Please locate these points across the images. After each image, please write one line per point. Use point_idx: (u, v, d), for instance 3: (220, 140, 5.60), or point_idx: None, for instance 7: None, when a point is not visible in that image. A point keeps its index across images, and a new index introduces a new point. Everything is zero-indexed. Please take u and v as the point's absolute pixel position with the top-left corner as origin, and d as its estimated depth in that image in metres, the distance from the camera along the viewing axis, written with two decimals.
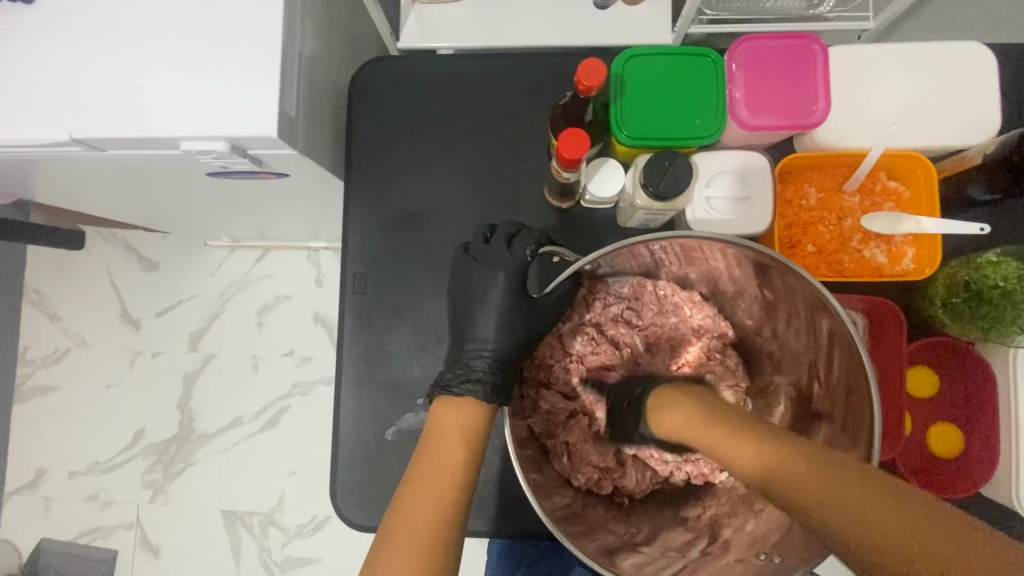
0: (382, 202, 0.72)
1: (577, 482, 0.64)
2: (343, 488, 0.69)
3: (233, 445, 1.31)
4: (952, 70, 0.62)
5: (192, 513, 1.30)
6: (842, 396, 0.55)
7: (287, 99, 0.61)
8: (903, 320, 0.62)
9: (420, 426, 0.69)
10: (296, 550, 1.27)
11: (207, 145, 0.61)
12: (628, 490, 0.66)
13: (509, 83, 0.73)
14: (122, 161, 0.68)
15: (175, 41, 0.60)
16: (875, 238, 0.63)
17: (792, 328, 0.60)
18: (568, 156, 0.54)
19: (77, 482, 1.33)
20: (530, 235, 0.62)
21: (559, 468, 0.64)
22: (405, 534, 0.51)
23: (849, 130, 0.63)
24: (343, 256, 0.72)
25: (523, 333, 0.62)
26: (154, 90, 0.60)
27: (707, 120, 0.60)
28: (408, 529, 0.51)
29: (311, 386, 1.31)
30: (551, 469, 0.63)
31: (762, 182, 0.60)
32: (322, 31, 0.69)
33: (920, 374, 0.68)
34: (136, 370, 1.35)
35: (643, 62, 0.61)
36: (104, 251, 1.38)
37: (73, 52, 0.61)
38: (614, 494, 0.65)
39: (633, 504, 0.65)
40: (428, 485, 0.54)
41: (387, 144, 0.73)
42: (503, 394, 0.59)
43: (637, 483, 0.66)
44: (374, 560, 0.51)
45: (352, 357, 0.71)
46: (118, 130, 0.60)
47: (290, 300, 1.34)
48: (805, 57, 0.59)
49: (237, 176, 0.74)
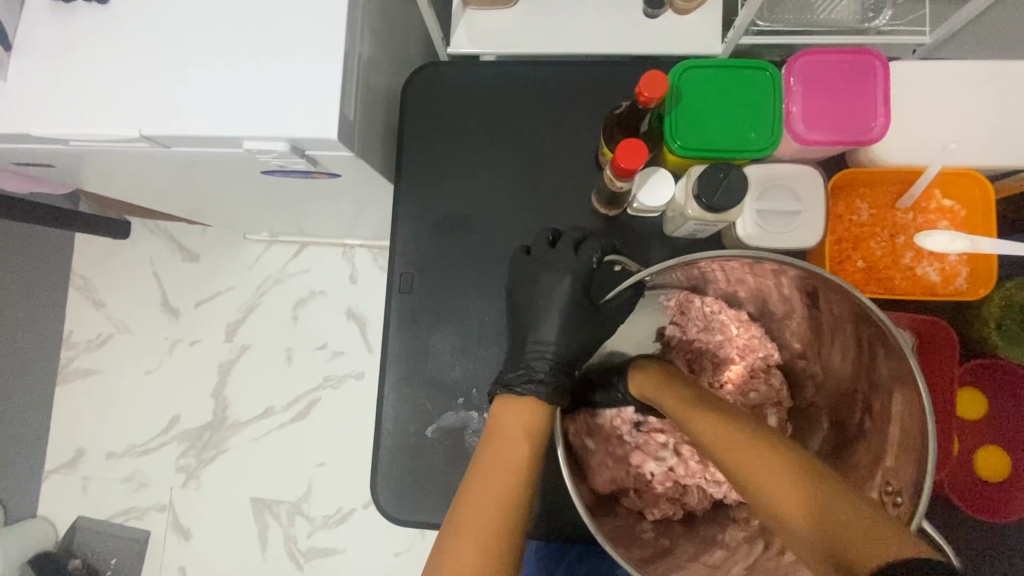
0: (432, 204, 0.74)
1: (651, 516, 0.64)
2: (382, 483, 0.71)
3: (264, 434, 1.34)
4: (1015, 89, 0.61)
5: (222, 498, 1.33)
6: (893, 422, 0.54)
7: (347, 103, 0.63)
8: (957, 345, 0.61)
9: (460, 425, 0.70)
10: (321, 540, 1.30)
11: (269, 145, 0.63)
12: (691, 507, 0.66)
13: (559, 91, 0.74)
14: (183, 157, 0.71)
15: (243, 44, 0.62)
16: (929, 255, 0.62)
17: (839, 349, 0.60)
18: (624, 165, 0.55)
19: (115, 463, 1.37)
20: (598, 242, 0.64)
21: (630, 505, 0.65)
22: (470, 530, 0.52)
23: (905, 146, 0.62)
24: (392, 255, 0.74)
25: (585, 338, 0.63)
26: (221, 90, 0.62)
27: (762, 132, 0.60)
28: (474, 525, 0.52)
29: (342, 380, 1.34)
30: (620, 506, 0.64)
31: (815, 197, 0.60)
32: (379, 36, 0.71)
33: (967, 396, 0.68)
34: (174, 358, 1.39)
35: (700, 74, 0.61)
36: (147, 241, 1.43)
37: (145, 53, 0.63)
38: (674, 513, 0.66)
39: (690, 519, 0.66)
40: (492, 483, 0.54)
41: (437, 148, 0.75)
42: (564, 395, 0.60)
43: (700, 499, 0.66)
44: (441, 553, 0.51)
45: (397, 353, 0.72)
46: (184, 128, 0.62)
47: (325, 295, 1.37)
48: (866, 73, 0.59)
49: (290, 175, 0.77)
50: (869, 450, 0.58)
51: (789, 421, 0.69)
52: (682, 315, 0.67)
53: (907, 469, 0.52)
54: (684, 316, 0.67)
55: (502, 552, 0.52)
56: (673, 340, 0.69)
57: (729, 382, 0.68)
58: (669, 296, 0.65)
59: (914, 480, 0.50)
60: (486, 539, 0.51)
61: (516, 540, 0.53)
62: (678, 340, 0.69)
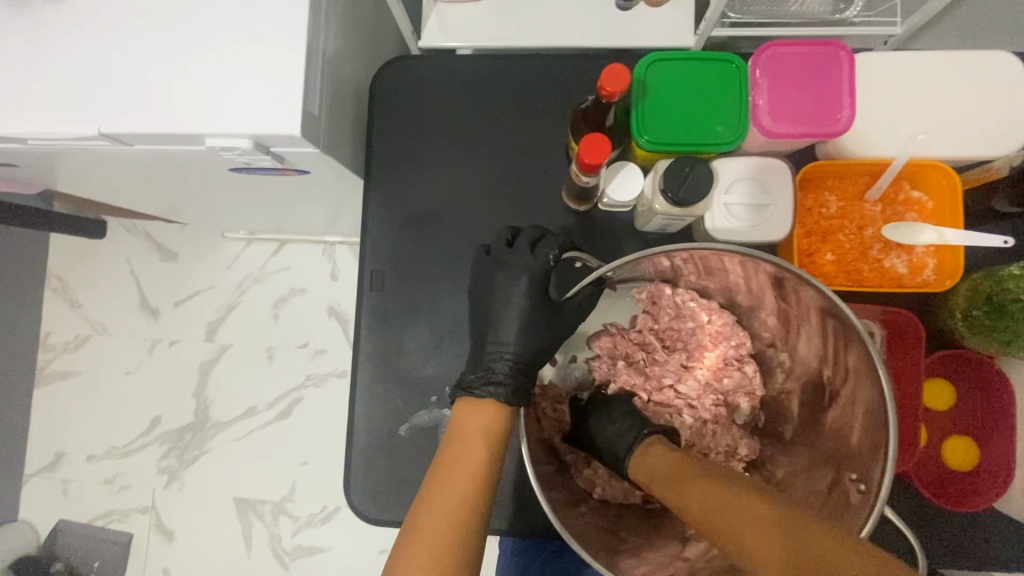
0: (400, 201, 0.73)
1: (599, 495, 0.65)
2: (356, 483, 0.70)
3: (247, 434, 1.33)
4: (981, 79, 0.61)
5: (205, 499, 1.32)
6: (859, 412, 0.55)
7: (310, 98, 0.62)
8: (923, 341, 0.61)
9: (432, 423, 0.70)
10: (306, 539, 1.29)
11: (232, 142, 0.61)
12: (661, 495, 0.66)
13: (530, 84, 0.73)
14: (148, 155, 0.69)
15: (203, 38, 0.61)
16: (896, 247, 0.62)
17: (806, 338, 0.60)
18: (588, 160, 0.55)
19: (95, 466, 1.36)
20: (555, 239, 0.62)
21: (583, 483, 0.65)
22: (431, 529, 0.52)
23: (873, 138, 0.62)
24: (361, 253, 0.73)
25: (545, 338, 0.62)
26: (181, 86, 0.61)
27: (729, 125, 0.60)
28: (432, 528, 0.52)
29: (324, 378, 1.33)
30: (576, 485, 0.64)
31: (782, 188, 0.60)
32: (346, 29, 0.69)
33: (936, 385, 0.66)
34: (154, 358, 1.38)
35: (665, 67, 0.61)
36: (124, 240, 1.40)
37: (102, 48, 0.62)
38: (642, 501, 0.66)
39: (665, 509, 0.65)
40: (452, 481, 0.55)
41: (406, 142, 0.74)
42: (523, 396, 0.60)
43: None
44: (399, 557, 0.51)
45: (368, 353, 0.72)
46: (144, 125, 0.61)
47: (305, 292, 1.35)
48: (830, 65, 0.59)
49: (259, 172, 0.75)
50: (834, 439, 0.58)
51: (762, 410, 0.68)
52: (653, 305, 0.67)
53: (872, 459, 0.52)
54: (656, 305, 0.67)
55: (463, 551, 0.52)
56: (645, 325, 0.68)
57: (703, 370, 0.68)
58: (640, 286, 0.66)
59: (878, 469, 0.51)
60: (446, 537, 0.52)
61: (477, 539, 0.54)
62: (651, 326, 0.68)
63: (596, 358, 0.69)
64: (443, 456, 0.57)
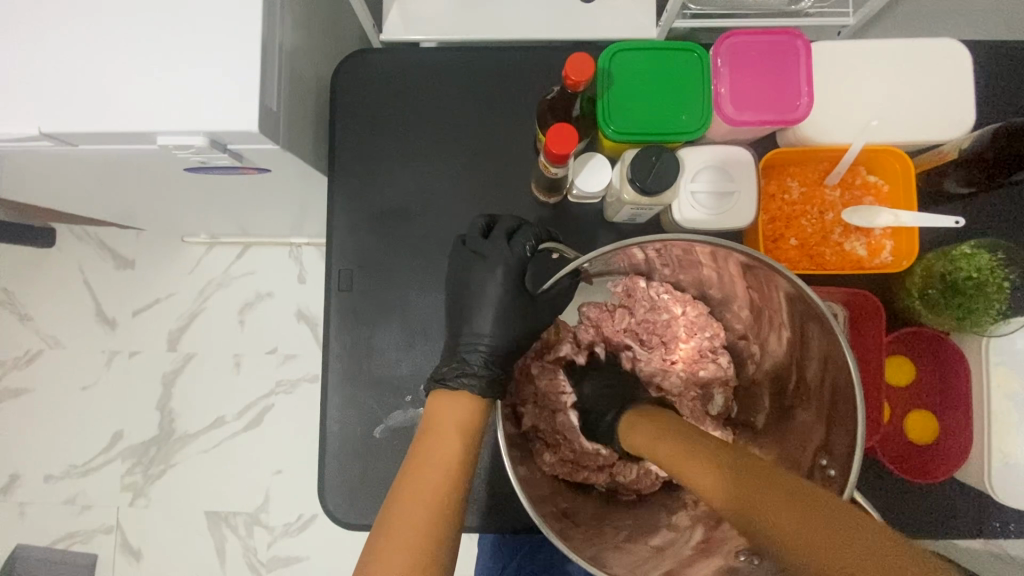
0: (367, 198, 0.71)
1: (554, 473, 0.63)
2: (331, 489, 0.68)
3: (216, 444, 1.29)
4: (930, 66, 0.64)
5: (174, 514, 1.27)
6: (827, 402, 0.56)
7: (267, 92, 0.59)
8: (881, 308, 0.63)
9: (408, 424, 0.69)
10: (282, 549, 1.26)
11: (185, 140, 0.59)
12: (635, 487, 0.66)
13: (495, 76, 0.72)
14: (94, 156, 0.65)
15: (149, 29, 0.58)
16: (856, 231, 0.64)
17: (776, 330, 0.61)
18: (556, 151, 0.54)
19: (54, 486, 1.29)
20: (531, 230, 0.62)
21: (555, 468, 0.64)
22: (403, 527, 0.51)
23: (831, 125, 0.64)
24: (328, 253, 0.71)
25: (519, 329, 0.61)
26: (127, 81, 0.57)
27: (692, 114, 0.60)
28: (405, 523, 0.51)
29: (295, 384, 1.29)
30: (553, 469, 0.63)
31: (747, 175, 0.61)
32: (304, 20, 0.67)
33: (896, 362, 0.67)
34: (112, 371, 1.31)
35: (628, 57, 0.61)
36: (75, 248, 1.34)
37: (38, 43, 0.58)
38: (619, 492, 0.66)
39: (639, 500, 0.66)
40: (426, 479, 0.54)
41: (370, 136, 0.72)
42: (497, 388, 0.59)
43: (644, 482, 0.66)
44: (370, 554, 0.50)
45: (339, 353, 0.70)
46: (87, 124, 0.57)
47: (271, 297, 1.31)
48: (789, 54, 0.60)
49: (217, 172, 0.72)
50: (804, 418, 0.60)
51: (735, 401, 0.69)
52: (630, 298, 0.67)
53: (841, 446, 0.53)
54: (631, 298, 0.67)
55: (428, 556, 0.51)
56: (623, 316, 0.69)
57: (679, 361, 0.69)
58: (615, 281, 0.66)
59: (846, 456, 0.52)
60: (416, 538, 0.51)
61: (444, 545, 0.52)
62: (628, 319, 0.69)
63: (583, 323, 0.70)
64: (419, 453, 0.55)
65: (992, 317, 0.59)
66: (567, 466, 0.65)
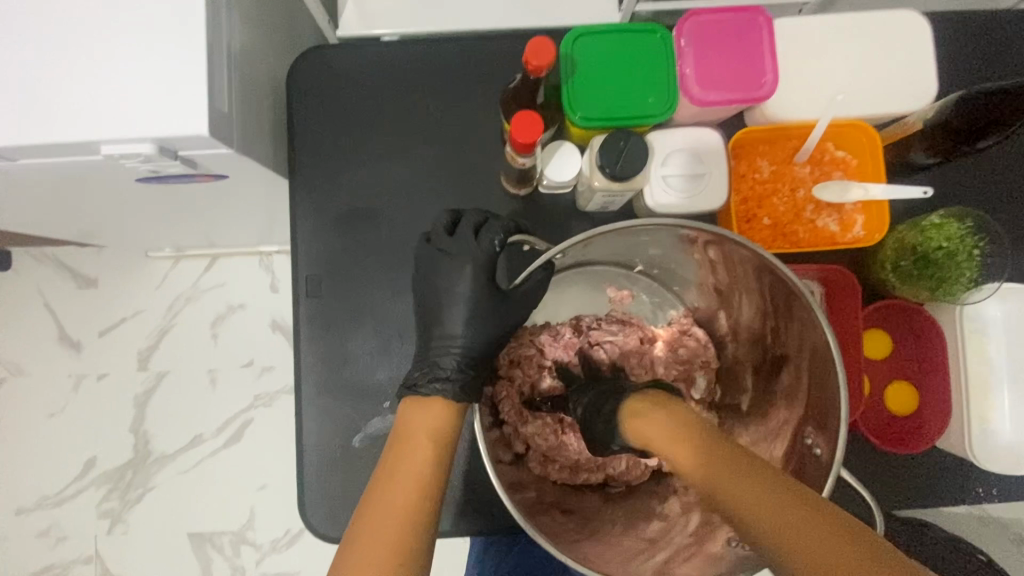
0: (329, 199, 0.69)
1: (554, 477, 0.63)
2: (311, 502, 0.66)
3: (195, 463, 1.25)
4: (891, 38, 0.64)
5: (156, 539, 1.23)
6: (807, 371, 0.56)
7: (217, 94, 0.56)
8: (857, 284, 0.63)
9: (387, 430, 0.67)
10: (272, 566, 1.22)
11: (131, 148, 0.55)
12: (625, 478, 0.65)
13: (457, 67, 0.70)
14: (37, 171, 0.61)
15: (85, 31, 0.54)
16: (827, 207, 0.64)
17: (745, 303, 0.61)
18: (521, 140, 0.53)
19: (26, 519, 1.24)
20: (499, 223, 0.60)
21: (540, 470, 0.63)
22: (380, 505, 0.50)
23: (797, 103, 0.63)
24: (293, 258, 0.68)
25: (493, 330, 0.60)
26: (65, 88, 0.54)
27: (659, 97, 0.59)
28: (376, 530, 0.49)
29: (274, 396, 1.26)
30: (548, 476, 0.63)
31: (717, 157, 0.60)
32: (254, 18, 0.64)
33: (875, 336, 0.67)
34: (80, 396, 1.26)
35: (590, 41, 0.60)
36: (33, 270, 1.28)
37: None
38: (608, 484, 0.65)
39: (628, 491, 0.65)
40: (397, 484, 0.52)
41: (331, 137, 0.70)
42: (473, 391, 0.58)
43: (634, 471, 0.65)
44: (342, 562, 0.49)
45: (312, 363, 0.68)
46: (22, 136, 0.54)
47: (244, 308, 1.27)
48: (751, 31, 0.59)
49: (172, 180, 0.69)
50: (784, 396, 0.60)
51: (718, 383, 0.69)
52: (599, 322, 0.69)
53: (826, 423, 0.52)
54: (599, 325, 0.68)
55: (415, 505, 0.51)
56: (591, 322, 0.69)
57: (660, 341, 0.69)
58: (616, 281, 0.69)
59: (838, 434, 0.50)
60: (387, 544, 0.49)
61: (432, 519, 0.52)
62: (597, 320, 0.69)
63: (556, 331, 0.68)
64: (404, 419, 0.56)
65: (961, 287, 0.60)
66: (566, 471, 0.64)
